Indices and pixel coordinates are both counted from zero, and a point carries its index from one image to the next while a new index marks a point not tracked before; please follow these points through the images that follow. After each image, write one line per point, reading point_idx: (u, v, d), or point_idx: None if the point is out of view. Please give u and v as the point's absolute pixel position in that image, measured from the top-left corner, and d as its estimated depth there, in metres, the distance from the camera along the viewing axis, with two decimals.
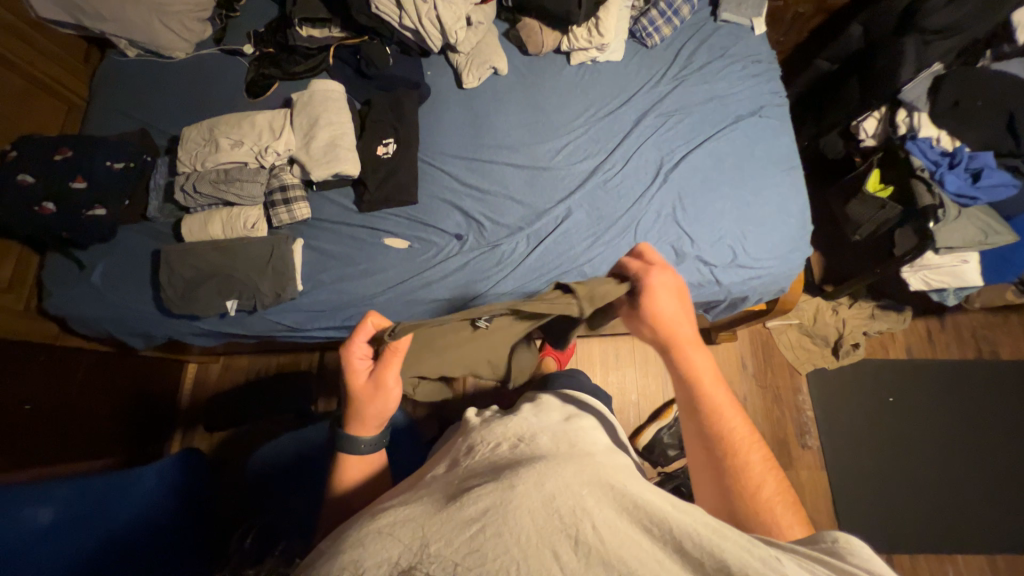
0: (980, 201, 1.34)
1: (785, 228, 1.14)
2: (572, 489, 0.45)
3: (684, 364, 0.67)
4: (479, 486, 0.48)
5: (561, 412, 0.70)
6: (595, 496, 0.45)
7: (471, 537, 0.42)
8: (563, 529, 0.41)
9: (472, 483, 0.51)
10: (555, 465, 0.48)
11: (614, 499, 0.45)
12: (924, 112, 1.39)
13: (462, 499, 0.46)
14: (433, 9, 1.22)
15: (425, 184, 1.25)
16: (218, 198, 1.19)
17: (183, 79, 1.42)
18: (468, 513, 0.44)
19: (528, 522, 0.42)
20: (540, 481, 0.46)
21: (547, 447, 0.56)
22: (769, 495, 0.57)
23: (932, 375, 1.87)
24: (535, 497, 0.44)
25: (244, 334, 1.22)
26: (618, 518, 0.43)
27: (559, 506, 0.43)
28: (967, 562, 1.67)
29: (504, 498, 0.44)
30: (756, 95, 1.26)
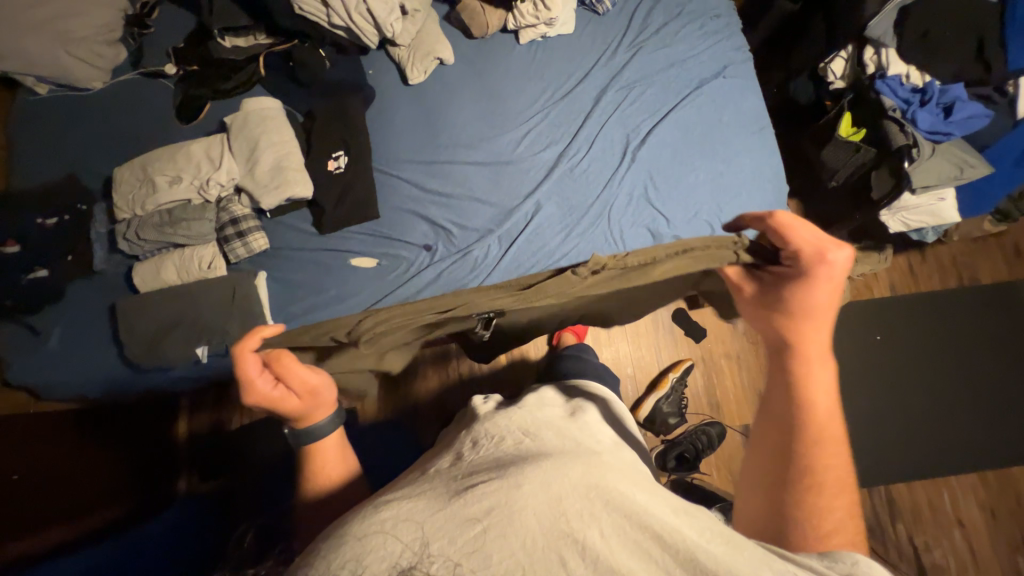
0: (954, 135, 1.31)
1: (760, 194, 1.10)
2: (582, 493, 0.41)
3: (802, 376, 0.55)
4: (484, 479, 0.43)
5: (566, 407, 0.67)
6: (608, 502, 0.40)
7: (471, 535, 0.37)
8: (570, 539, 0.37)
9: (476, 476, 0.45)
10: (565, 462, 0.44)
11: (627, 506, 0.40)
12: (891, 48, 1.34)
13: (466, 490, 0.42)
14: (362, 2, 1.12)
15: (384, 195, 1.18)
16: (166, 242, 1.11)
17: (106, 111, 1.30)
18: (470, 509, 0.39)
19: (535, 529, 0.38)
20: (549, 479, 0.41)
21: (553, 444, 0.52)
22: (835, 541, 0.49)
23: (917, 307, 1.90)
24: (542, 497, 0.40)
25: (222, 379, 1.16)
26: (631, 526, 0.39)
27: (567, 508, 0.39)
28: (961, 481, 1.75)
29: (509, 497, 0.40)
30: (719, 54, 1.19)
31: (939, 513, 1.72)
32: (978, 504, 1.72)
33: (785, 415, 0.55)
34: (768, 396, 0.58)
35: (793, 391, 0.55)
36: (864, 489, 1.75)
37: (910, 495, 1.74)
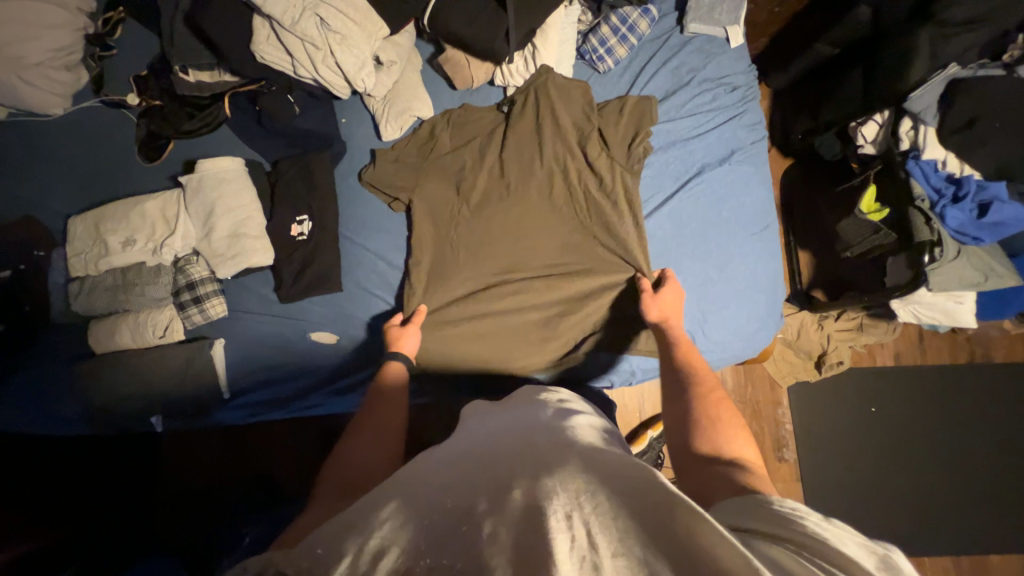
0: (984, 240, 1.19)
1: (750, 307, 1.02)
2: (572, 498, 0.50)
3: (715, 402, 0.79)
4: (478, 501, 0.52)
5: (549, 405, 0.76)
6: (588, 500, 0.50)
7: (476, 545, 0.46)
8: (552, 529, 0.45)
9: (472, 490, 0.54)
10: (552, 473, 0.54)
11: (615, 508, 0.49)
12: (930, 126, 1.18)
13: (461, 508, 0.51)
14: (330, 55, 0.99)
15: (350, 267, 1.12)
16: (119, 306, 1.07)
17: (67, 143, 1.22)
18: (474, 527, 0.48)
19: (532, 535, 0.45)
20: (539, 490, 0.51)
21: (534, 448, 0.61)
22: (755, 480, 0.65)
23: (920, 381, 1.81)
24: (528, 506, 0.49)
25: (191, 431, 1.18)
26: (613, 519, 0.48)
27: (557, 511, 0.48)
28: (933, 562, 1.71)
29: (505, 516, 0.48)
30: (729, 135, 1.06)
31: None
32: None
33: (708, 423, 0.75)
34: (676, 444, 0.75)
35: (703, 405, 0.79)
36: None
37: None
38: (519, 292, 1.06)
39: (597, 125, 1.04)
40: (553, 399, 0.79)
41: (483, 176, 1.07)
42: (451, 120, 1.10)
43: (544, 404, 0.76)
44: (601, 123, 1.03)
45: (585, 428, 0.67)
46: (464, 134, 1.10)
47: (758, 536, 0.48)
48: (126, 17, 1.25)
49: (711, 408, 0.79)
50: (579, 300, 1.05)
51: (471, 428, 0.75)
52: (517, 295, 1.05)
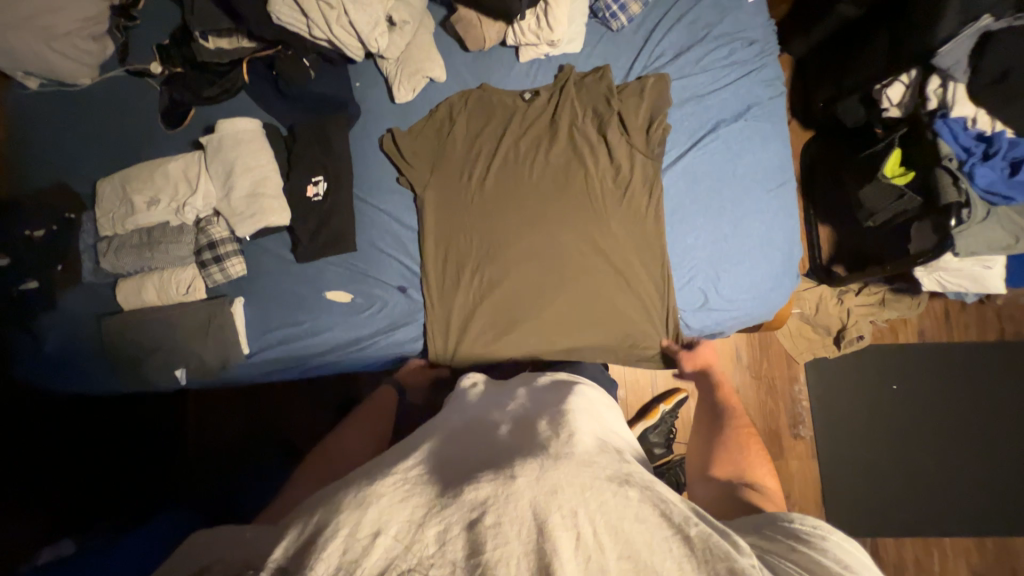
0: (1016, 199, 1.13)
1: (765, 265, 1.00)
2: (577, 493, 0.51)
3: None
4: (480, 477, 0.54)
5: (550, 392, 0.77)
6: (592, 499, 0.51)
7: (476, 535, 0.48)
8: (556, 528, 0.48)
9: (472, 471, 0.57)
10: (556, 464, 0.55)
11: (620, 509, 0.51)
12: (959, 83, 1.12)
13: (458, 489, 0.53)
14: (344, 14, 1.01)
15: (364, 228, 1.14)
16: (145, 264, 1.11)
17: (94, 111, 1.26)
18: (476, 515, 0.49)
19: (538, 533, 0.48)
20: (545, 481, 0.52)
21: (536, 437, 0.62)
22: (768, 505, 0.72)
23: (945, 358, 1.75)
24: (535, 498, 0.50)
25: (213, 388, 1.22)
26: (618, 521, 0.50)
27: (561, 503, 0.50)
28: (954, 543, 1.67)
29: (508, 508, 0.50)
30: (746, 90, 1.03)
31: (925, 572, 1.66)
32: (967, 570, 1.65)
33: None
34: None
35: None
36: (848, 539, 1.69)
37: (896, 552, 1.68)
38: (532, 265, 1.06)
39: (607, 84, 1.06)
40: (554, 387, 0.79)
41: (497, 160, 1.09)
42: (470, 101, 1.12)
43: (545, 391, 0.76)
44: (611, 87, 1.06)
45: (585, 417, 0.68)
46: (482, 118, 1.11)
47: (772, 551, 0.56)
48: None
49: None
50: (588, 258, 1.05)
51: (473, 415, 0.76)
52: (531, 257, 1.06)
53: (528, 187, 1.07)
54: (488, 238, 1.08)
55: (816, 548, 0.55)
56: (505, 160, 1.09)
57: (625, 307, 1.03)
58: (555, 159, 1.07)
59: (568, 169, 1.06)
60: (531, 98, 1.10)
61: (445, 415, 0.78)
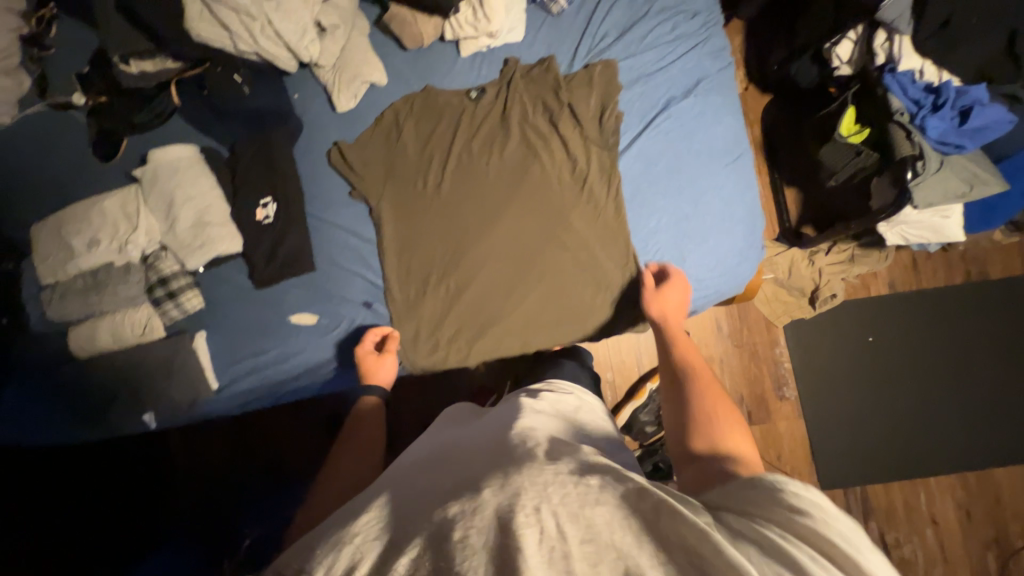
0: (967, 147, 1.14)
1: (728, 240, 1.00)
2: (539, 490, 0.49)
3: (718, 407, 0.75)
4: (447, 499, 0.52)
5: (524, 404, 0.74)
6: (553, 493, 0.49)
7: (445, 553, 0.44)
8: (514, 521, 0.46)
9: (441, 494, 0.54)
10: (520, 470, 0.53)
11: (580, 497, 0.48)
12: (906, 35, 1.12)
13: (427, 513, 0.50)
14: (268, 24, 0.96)
15: (321, 246, 1.10)
16: (93, 309, 1.06)
17: (17, 151, 1.18)
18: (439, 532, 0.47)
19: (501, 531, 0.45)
20: (508, 488, 0.50)
21: (503, 447, 0.60)
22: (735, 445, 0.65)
23: (916, 305, 1.79)
24: (499, 504, 0.48)
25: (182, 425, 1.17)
26: (581, 509, 0.47)
27: (524, 503, 0.48)
28: (938, 481, 1.74)
29: (474, 518, 0.47)
30: (694, 65, 1.01)
31: (913, 513, 1.72)
32: (952, 505, 1.72)
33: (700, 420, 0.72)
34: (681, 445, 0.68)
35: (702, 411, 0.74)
36: (840, 491, 1.74)
37: (885, 496, 1.74)
38: (498, 267, 1.04)
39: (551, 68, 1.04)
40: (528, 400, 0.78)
41: (450, 163, 1.05)
42: (415, 106, 1.07)
43: (519, 403, 0.74)
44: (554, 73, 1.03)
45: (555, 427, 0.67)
46: (430, 123, 1.07)
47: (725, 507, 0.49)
48: (59, 12, 1.20)
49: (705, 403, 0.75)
50: (553, 253, 1.02)
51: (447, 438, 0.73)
52: (495, 259, 1.04)
53: (486, 191, 1.04)
54: (450, 245, 1.05)
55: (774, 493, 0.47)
56: (458, 163, 1.06)
57: (593, 297, 1.03)
58: (509, 157, 1.04)
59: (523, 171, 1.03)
60: (478, 96, 1.06)
61: (421, 444, 0.76)
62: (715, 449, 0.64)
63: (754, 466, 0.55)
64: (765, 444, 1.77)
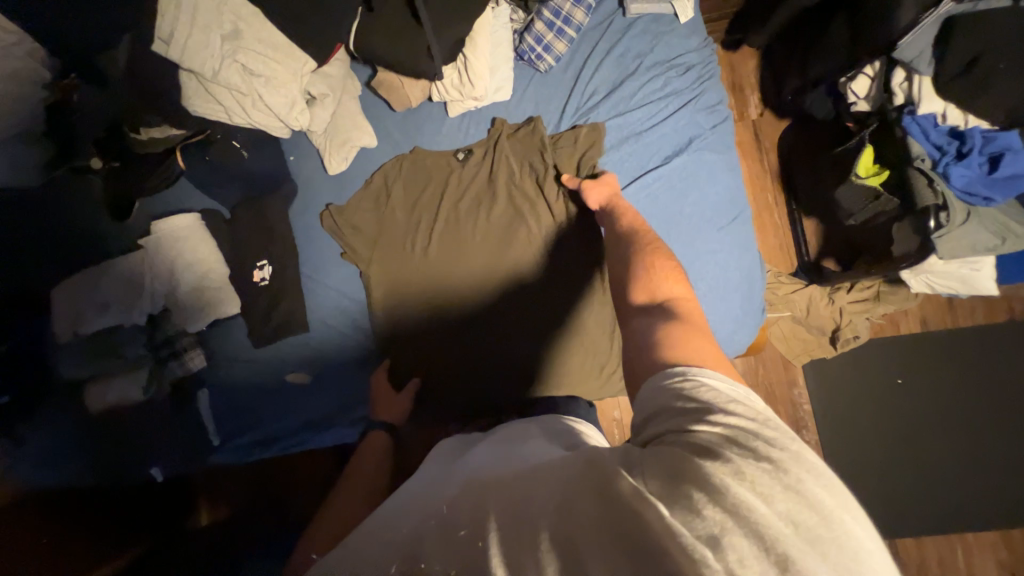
0: (997, 198, 1.03)
1: (723, 307, 0.94)
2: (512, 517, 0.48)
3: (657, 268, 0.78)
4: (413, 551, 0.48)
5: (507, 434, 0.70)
6: (537, 514, 0.47)
7: None
8: (492, 551, 0.44)
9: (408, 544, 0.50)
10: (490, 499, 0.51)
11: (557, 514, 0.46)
12: (925, 75, 1.03)
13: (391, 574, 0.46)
14: (258, 98, 0.97)
15: (316, 306, 1.13)
16: (103, 368, 1.11)
17: (41, 213, 1.26)
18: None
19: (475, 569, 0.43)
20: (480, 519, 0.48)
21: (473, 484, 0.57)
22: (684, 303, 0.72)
23: (951, 345, 1.66)
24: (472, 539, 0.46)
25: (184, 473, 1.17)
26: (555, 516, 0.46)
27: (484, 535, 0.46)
28: (977, 537, 1.60)
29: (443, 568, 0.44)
30: (686, 122, 0.97)
31: (950, 571, 1.59)
32: (994, 564, 1.58)
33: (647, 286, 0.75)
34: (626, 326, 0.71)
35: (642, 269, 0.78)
36: None
37: (917, 551, 1.62)
38: (484, 327, 1.05)
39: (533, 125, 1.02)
40: (512, 426, 0.73)
41: (439, 223, 1.06)
42: (404, 168, 1.08)
43: (499, 435, 0.71)
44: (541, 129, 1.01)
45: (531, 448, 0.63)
46: (418, 184, 1.08)
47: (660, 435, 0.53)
48: None
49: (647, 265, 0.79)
50: (542, 314, 1.04)
51: (430, 473, 0.68)
52: (484, 320, 1.04)
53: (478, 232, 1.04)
54: (440, 307, 1.06)
55: (695, 408, 0.53)
56: (447, 224, 1.06)
57: (574, 359, 1.04)
58: (497, 218, 1.04)
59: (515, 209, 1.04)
60: (466, 157, 1.05)
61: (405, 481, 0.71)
62: (651, 310, 0.71)
63: (677, 377, 0.57)
64: None
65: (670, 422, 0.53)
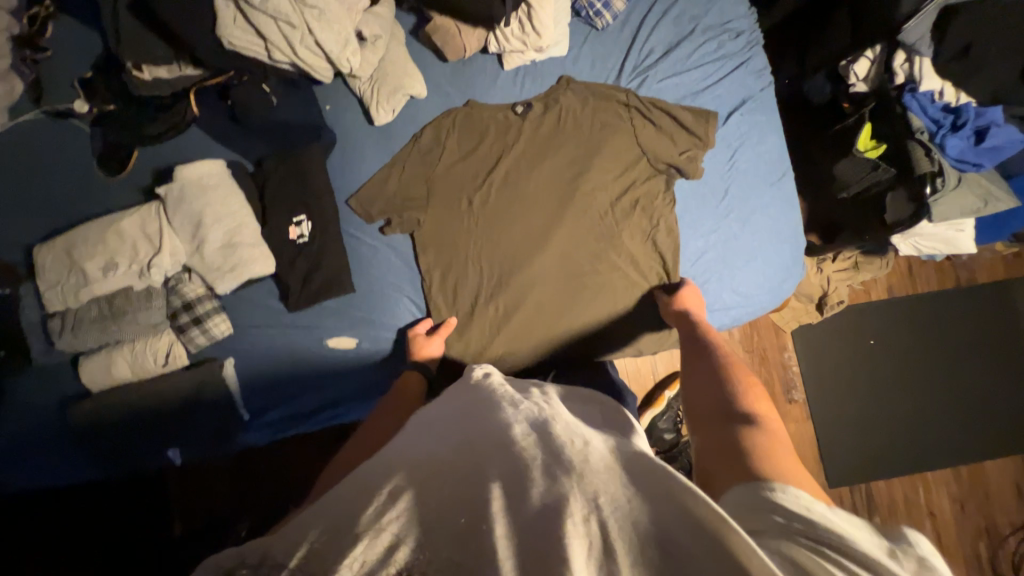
0: (984, 165, 1.20)
1: (774, 258, 1.01)
2: (588, 500, 0.48)
3: (743, 381, 0.79)
4: (479, 482, 0.51)
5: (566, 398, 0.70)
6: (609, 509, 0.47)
7: (485, 542, 0.45)
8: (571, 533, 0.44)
9: (467, 473, 0.53)
10: (563, 471, 0.51)
11: (632, 514, 0.47)
12: (925, 57, 1.16)
13: (460, 498, 0.50)
14: (308, 34, 0.89)
15: (359, 267, 1.04)
16: (111, 339, 0.97)
17: (13, 164, 1.07)
18: (484, 517, 0.47)
19: (546, 533, 0.45)
20: (556, 489, 0.49)
21: (528, 438, 0.57)
22: (773, 426, 0.69)
23: (913, 310, 1.88)
24: (546, 503, 0.47)
25: (213, 450, 1.04)
26: (629, 506, 0.48)
27: (552, 509, 0.47)
28: (934, 475, 1.84)
29: (518, 512, 0.47)
30: (737, 84, 1.02)
31: (912, 507, 1.82)
32: (947, 498, 1.83)
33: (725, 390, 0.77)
34: (709, 430, 0.71)
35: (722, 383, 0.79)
36: (846, 488, 1.82)
37: (886, 491, 1.83)
38: (544, 284, 1.02)
39: (621, 90, 1.02)
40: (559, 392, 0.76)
41: (495, 175, 1.03)
42: (458, 121, 1.05)
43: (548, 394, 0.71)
44: (630, 96, 1.02)
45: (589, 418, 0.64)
46: (473, 138, 1.05)
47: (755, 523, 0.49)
48: (54, 10, 1.09)
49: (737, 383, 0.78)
50: (607, 266, 1.02)
51: (477, 399, 0.70)
52: (547, 275, 1.02)
53: (542, 192, 1.03)
54: (499, 263, 1.03)
55: (799, 513, 0.48)
56: (505, 177, 1.04)
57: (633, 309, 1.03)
58: (560, 170, 1.03)
59: (585, 163, 1.03)
60: (524, 110, 1.04)
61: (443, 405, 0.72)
62: (744, 432, 0.67)
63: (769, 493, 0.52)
64: None
65: (760, 486, 0.54)
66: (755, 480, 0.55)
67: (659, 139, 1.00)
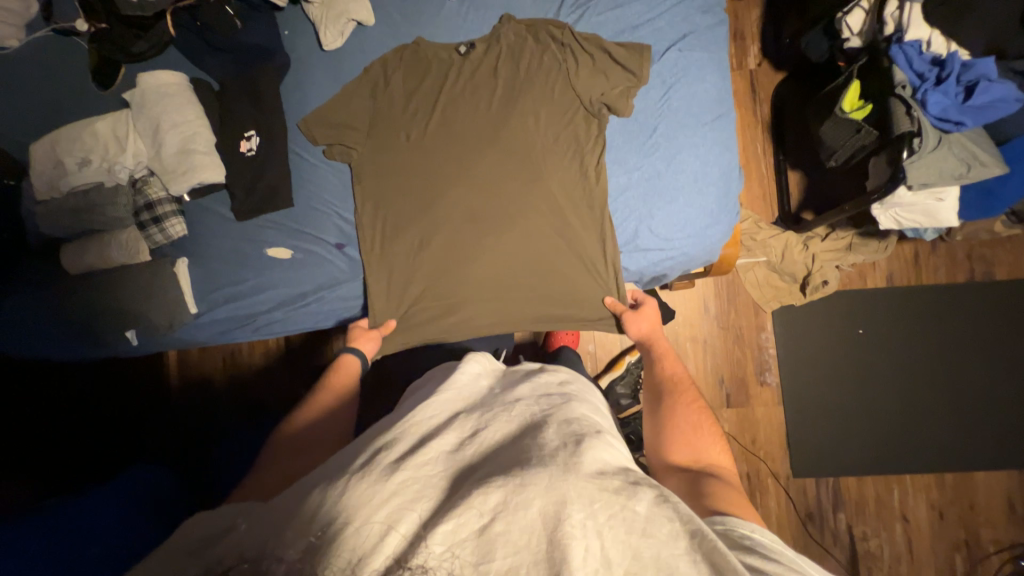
0: (966, 125, 1.07)
1: (699, 202, 0.98)
2: (586, 505, 0.52)
3: (696, 417, 0.84)
4: (485, 478, 0.54)
5: (554, 394, 0.73)
6: (611, 524, 0.51)
7: (487, 540, 0.49)
8: (574, 540, 0.49)
9: (475, 475, 0.56)
10: (564, 475, 0.54)
11: (628, 522, 0.52)
12: (917, 2, 1.07)
13: (468, 490, 0.53)
14: None
15: (301, 183, 1.11)
16: (83, 228, 1.10)
17: (23, 74, 1.21)
18: (489, 519, 0.50)
19: (550, 534, 0.49)
20: (556, 490, 0.52)
21: (532, 441, 0.60)
22: (723, 465, 0.76)
23: (913, 302, 1.74)
24: (546, 507, 0.51)
25: (176, 343, 1.20)
26: (623, 515, 0.52)
27: (547, 514, 0.51)
28: (915, 479, 1.71)
29: (518, 513, 0.50)
30: (681, 18, 0.99)
31: (884, 508, 1.71)
32: (926, 504, 1.70)
33: (682, 425, 0.82)
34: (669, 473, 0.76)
35: (677, 418, 0.83)
36: (812, 479, 1.73)
37: (858, 488, 1.73)
38: (471, 215, 1.04)
39: (553, 28, 1.01)
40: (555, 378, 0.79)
41: (436, 114, 1.05)
42: (404, 58, 1.07)
43: (547, 392, 0.73)
44: (568, 37, 1.00)
45: (585, 421, 0.67)
46: (417, 75, 1.07)
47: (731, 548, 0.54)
48: None
49: (691, 413, 0.84)
50: (531, 204, 1.02)
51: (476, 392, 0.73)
52: (473, 208, 1.04)
53: (489, 145, 1.03)
54: (428, 191, 1.05)
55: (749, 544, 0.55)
56: (442, 117, 1.05)
57: (554, 249, 1.03)
58: (496, 106, 1.03)
59: (528, 115, 1.02)
60: (467, 51, 1.05)
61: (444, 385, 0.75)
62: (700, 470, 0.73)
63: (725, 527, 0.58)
64: (741, 426, 1.76)
65: (725, 520, 0.59)
66: (717, 515, 0.62)
67: (595, 76, 0.98)
